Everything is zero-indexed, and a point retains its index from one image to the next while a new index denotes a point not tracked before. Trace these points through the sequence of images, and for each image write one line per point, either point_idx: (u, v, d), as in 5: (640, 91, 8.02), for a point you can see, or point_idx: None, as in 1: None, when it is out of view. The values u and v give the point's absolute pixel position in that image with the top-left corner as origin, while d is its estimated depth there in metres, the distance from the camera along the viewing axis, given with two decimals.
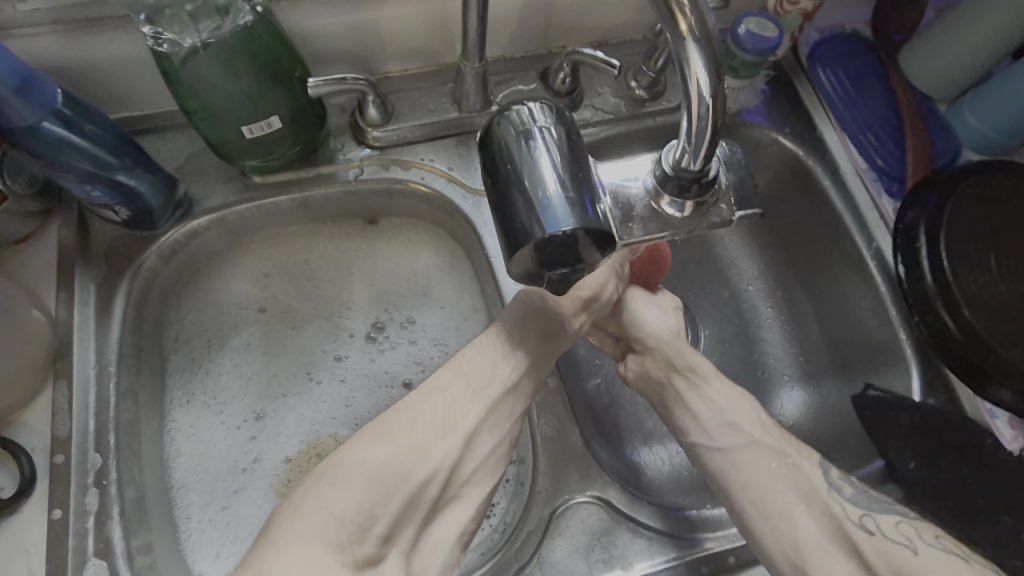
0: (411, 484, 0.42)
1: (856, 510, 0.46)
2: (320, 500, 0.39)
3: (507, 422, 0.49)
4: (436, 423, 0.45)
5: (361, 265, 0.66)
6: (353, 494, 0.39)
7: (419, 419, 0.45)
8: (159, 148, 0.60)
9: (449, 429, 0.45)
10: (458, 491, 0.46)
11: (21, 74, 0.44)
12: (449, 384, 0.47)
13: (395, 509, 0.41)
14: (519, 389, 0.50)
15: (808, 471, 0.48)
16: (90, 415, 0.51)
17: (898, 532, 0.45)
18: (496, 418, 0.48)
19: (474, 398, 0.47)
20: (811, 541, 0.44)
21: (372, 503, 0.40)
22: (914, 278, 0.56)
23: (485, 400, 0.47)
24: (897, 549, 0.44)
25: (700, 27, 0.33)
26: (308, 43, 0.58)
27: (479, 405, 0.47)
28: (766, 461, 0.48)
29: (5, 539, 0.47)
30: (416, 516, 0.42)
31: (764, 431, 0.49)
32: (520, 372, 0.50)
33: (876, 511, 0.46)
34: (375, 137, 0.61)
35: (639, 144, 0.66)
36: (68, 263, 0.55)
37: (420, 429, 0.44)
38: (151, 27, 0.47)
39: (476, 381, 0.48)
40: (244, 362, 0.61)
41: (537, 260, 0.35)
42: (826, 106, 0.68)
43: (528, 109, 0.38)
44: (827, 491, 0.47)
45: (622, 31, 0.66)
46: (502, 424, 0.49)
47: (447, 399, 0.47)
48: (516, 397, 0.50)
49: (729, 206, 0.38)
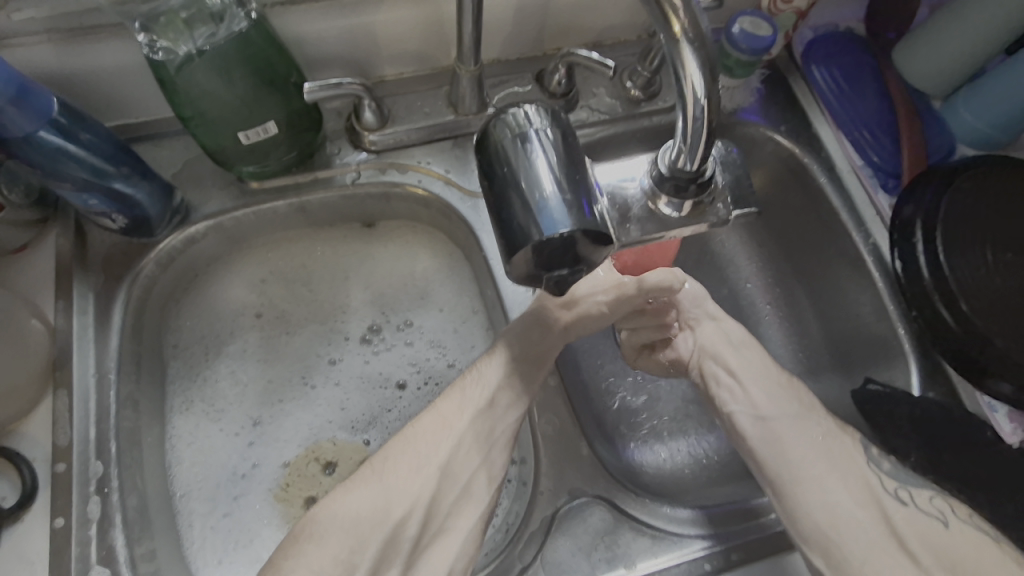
0: (388, 525, 0.43)
1: (892, 482, 0.48)
2: (303, 560, 0.41)
3: (491, 440, 0.48)
4: (407, 461, 0.46)
5: (356, 268, 0.66)
6: (332, 548, 0.42)
7: (389, 458, 0.46)
8: (156, 155, 0.60)
9: (424, 464, 0.46)
10: (445, 522, 0.46)
11: (16, 84, 0.44)
12: (419, 419, 0.48)
13: (374, 552, 0.43)
14: (496, 405, 0.49)
15: (848, 445, 0.49)
16: (90, 424, 0.51)
17: (932, 505, 0.46)
18: (477, 437, 0.48)
19: (444, 427, 0.48)
20: (842, 507, 0.46)
21: (349, 551, 0.42)
22: (912, 274, 0.57)
23: (458, 424, 0.48)
24: (912, 512, 0.46)
25: (693, 29, 0.33)
26: (303, 49, 0.58)
27: (449, 434, 0.47)
28: (808, 429, 0.50)
29: (7, 549, 0.47)
30: (401, 555, 0.44)
31: (794, 406, 0.52)
32: (493, 389, 0.49)
33: (912, 485, 0.47)
34: (372, 141, 0.61)
35: (635, 144, 0.66)
36: (66, 271, 0.55)
37: (392, 468, 0.45)
38: (146, 35, 0.47)
39: (446, 411, 0.48)
40: (240, 369, 0.61)
41: (537, 261, 0.35)
42: (821, 103, 0.68)
43: (525, 112, 0.39)
44: (866, 465, 0.48)
45: (617, 32, 0.67)
46: (488, 441, 0.48)
47: (418, 434, 0.47)
48: (496, 414, 0.49)
49: (726, 205, 0.38)
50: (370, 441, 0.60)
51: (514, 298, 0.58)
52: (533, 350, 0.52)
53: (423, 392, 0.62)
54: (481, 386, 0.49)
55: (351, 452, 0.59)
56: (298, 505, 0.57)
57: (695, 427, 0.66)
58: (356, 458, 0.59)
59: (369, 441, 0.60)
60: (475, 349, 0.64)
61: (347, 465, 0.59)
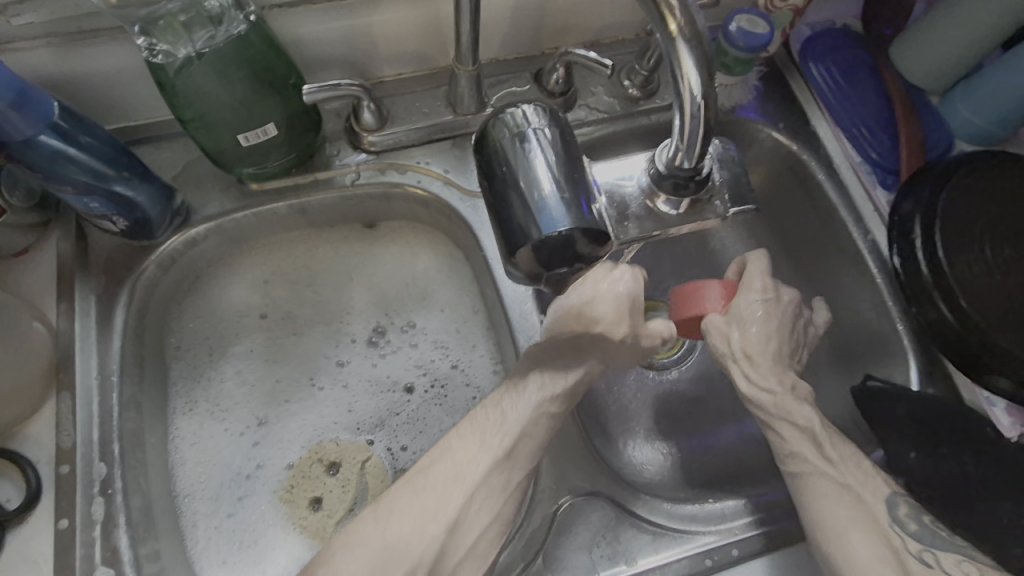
0: None
1: (918, 543, 0.47)
2: None
3: (501, 497, 0.47)
4: (417, 513, 0.44)
5: (361, 269, 0.66)
6: None
7: (397, 509, 0.44)
8: (156, 157, 0.60)
9: (432, 517, 0.44)
10: None
11: (17, 88, 0.44)
12: (433, 467, 0.47)
13: None
14: (513, 460, 0.48)
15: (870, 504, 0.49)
16: (93, 425, 0.51)
17: (959, 569, 0.47)
18: (487, 493, 0.46)
19: (456, 477, 0.46)
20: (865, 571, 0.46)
21: None
22: (911, 269, 0.57)
23: (472, 476, 0.46)
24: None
25: (689, 28, 0.33)
26: (302, 50, 0.58)
27: (461, 486, 0.46)
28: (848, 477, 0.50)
29: (12, 551, 0.47)
30: None
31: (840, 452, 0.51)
32: (512, 440, 0.47)
33: (938, 547, 0.48)
34: (371, 142, 0.61)
35: (634, 143, 0.66)
36: (68, 274, 0.55)
37: (399, 520, 0.44)
38: (145, 38, 0.47)
39: (461, 459, 0.47)
40: (246, 369, 0.62)
41: (536, 261, 0.36)
42: (818, 100, 0.68)
43: (522, 111, 0.39)
44: (891, 526, 0.48)
45: (616, 30, 0.67)
46: (497, 498, 0.47)
47: (431, 486, 0.46)
48: (511, 469, 0.48)
49: (724, 202, 0.38)
50: (375, 442, 0.60)
51: (514, 297, 0.58)
52: (559, 390, 0.50)
53: (431, 396, 0.62)
54: (501, 434, 0.48)
55: (354, 453, 0.59)
56: (303, 507, 0.57)
57: (697, 425, 0.66)
58: (359, 458, 0.59)
59: (372, 442, 0.60)
60: (476, 349, 0.64)
61: (350, 467, 0.59)
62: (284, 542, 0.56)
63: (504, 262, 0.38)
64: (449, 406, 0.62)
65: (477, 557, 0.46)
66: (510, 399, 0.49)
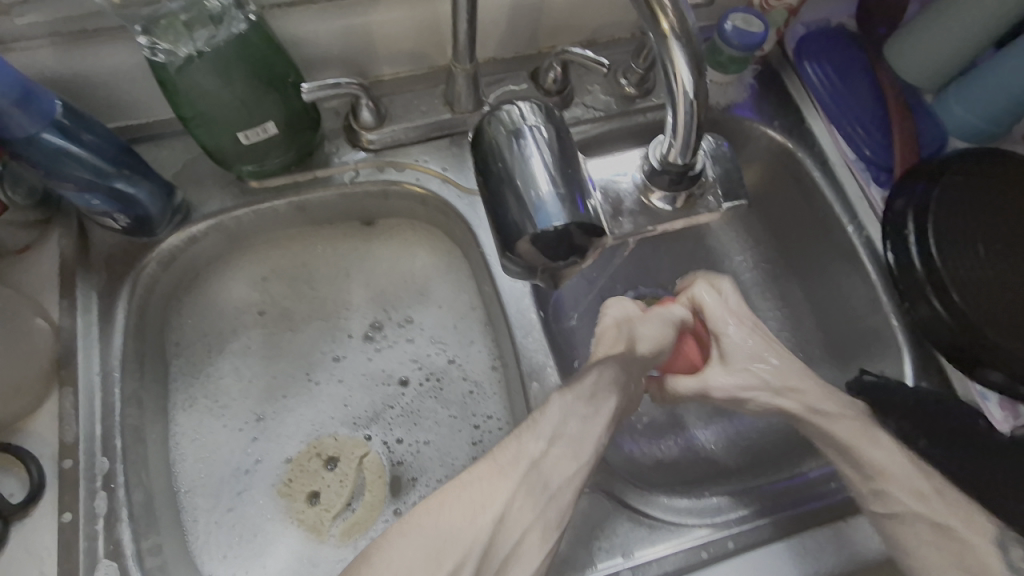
0: None
1: None
2: None
3: (548, 494, 0.45)
4: (462, 508, 0.42)
5: (359, 266, 0.67)
6: None
7: (444, 503, 0.43)
8: (156, 156, 0.61)
9: (478, 511, 0.42)
10: None
11: (20, 87, 0.45)
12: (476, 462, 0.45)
13: None
14: (556, 456, 0.46)
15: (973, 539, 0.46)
16: (96, 420, 0.51)
17: None
18: (532, 489, 0.44)
19: (501, 473, 0.44)
20: None
21: None
22: (903, 264, 0.58)
23: (515, 473, 0.44)
24: None
25: (680, 27, 0.34)
26: (301, 49, 0.59)
27: (508, 480, 0.44)
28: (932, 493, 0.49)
29: (16, 545, 0.47)
30: None
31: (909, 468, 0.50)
32: (554, 436, 0.46)
33: None
34: (370, 141, 0.62)
35: (630, 141, 0.67)
36: (70, 271, 0.56)
37: (446, 513, 0.42)
38: (147, 37, 0.48)
39: (503, 456, 0.45)
40: (243, 365, 0.62)
41: (536, 252, 0.36)
42: (813, 98, 0.68)
43: (518, 109, 0.39)
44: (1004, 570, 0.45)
45: (612, 30, 0.67)
46: (542, 495, 0.45)
47: (476, 480, 0.44)
48: (559, 465, 0.46)
49: (717, 197, 0.39)
50: (372, 437, 0.61)
51: (511, 294, 0.59)
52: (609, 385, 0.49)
53: (425, 388, 0.63)
54: (544, 430, 0.46)
55: (352, 448, 0.60)
56: (301, 501, 0.58)
57: (694, 420, 0.67)
58: (357, 453, 0.60)
59: (370, 437, 0.61)
60: (473, 344, 0.65)
61: (349, 461, 0.59)
62: (284, 536, 0.56)
63: (500, 257, 0.39)
64: (444, 400, 0.63)
65: (525, 558, 0.43)
66: (562, 396, 0.48)
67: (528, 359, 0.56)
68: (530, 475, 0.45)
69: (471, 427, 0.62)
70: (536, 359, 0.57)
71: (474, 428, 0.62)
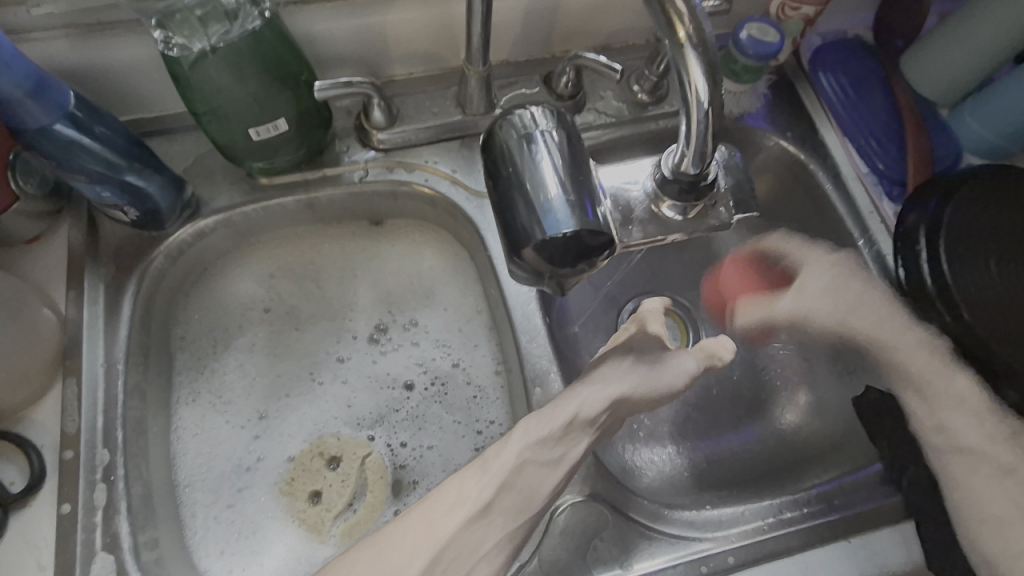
0: None
1: None
2: None
3: (487, 554, 0.40)
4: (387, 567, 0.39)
5: (365, 266, 0.67)
6: None
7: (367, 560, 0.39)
8: (167, 149, 0.61)
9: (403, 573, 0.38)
10: None
11: (35, 78, 0.45)
12: (408, 513, 0.41)
13: None
14: (497, 511, 0.42)
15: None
16: (98, 412, 0.51)
17: None
18: (470, 547, 0.40)
19: (434, 529, 0.40)
20: None
21: None
22: (914, 282, 0.57)
23: (450, 527, 0.40)
24: None
25: (697, 35, 0.33)
26: (314, 46, 0.59)
27: (438, 538, 0.40)
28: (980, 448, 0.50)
29: (16, 534, 0.47)
30: None
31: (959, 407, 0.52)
32: (495, 486, 0.42)
33: None
34: (381, 140, 0.62)
35: (642, 148, 0.66)
36: (78, 262, 0.56)
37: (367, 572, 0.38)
38: (162, 31, 0.48)
39: (436, 509, 0.41)
40: (247, 361, 0.62)
41: (541, 259, 0.36)
42: (827, 111, 0.68)
43: (531, 113, 0.39)
44: None
45: (627, 36, 0.67)
46: (481, 555, 0.40)
47: (406, 534, 0.40)
48: (502, 521, 0.41)
49: (728, 208, 0.38)
50: (374, 437, 0.60)
51: (517, 298, 0.59)
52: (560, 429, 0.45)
53: (430, 393, 0.63)
54: (487, 479, 0.42)
55: (354, 448, 0.60)
56: (301, 500, 0.58)
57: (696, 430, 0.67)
58: (359, 453, 0.59)
59: (372, 438, 0.60)
60: (478, 348, 0.65)
61: (350, 461, 0.59)
62: (282, 534, 0.56)
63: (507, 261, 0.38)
64: (448, 405, 0.62)
65: None
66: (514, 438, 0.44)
67: (531, 364, 0.56)
68: (469, 531, 0.40)
69: (473, 432, 0.61)
70: (540, 364, 0.56)
71: (476, 434, 0.61)
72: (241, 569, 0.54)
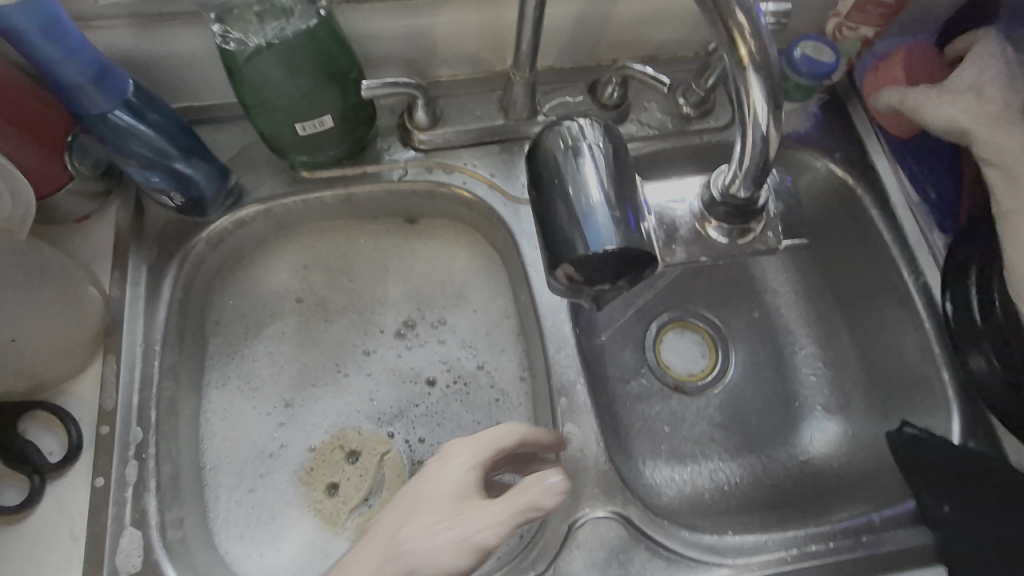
0: None
1: None
2: None
3: None
4: None
5: (397, 263, 0.67)
6: None
7: None
8: (215, 138, 0.62)
9: None
10: None
11: (98, 67, 0.46)
12: None
13: None
14: None
15: None
16: (134, 390, 0.53)
17: None
18: None
19: None
20: None
21: None
22: (961, 318, 0.55)
23: None
24: None
25: (760, 53, 0.32)
26: (364, 44, 0.59)
27: None
28: None
29: (51, 502, 0.49)
30: None
31: None
32: None
33: None
34: (422, 141, 0.62)
35: (684, 162, 0.65)
36: (124, 243, 0.58)
37: None
38: (220, 25, 0.49)
39: None
40: (277, 350, 0.63)
41: (579, 275, 0.36)
42: (879, 133, 0.66)
43: (578, 124, 0.39)
44: None
45: (675, 47, 0.66)
46: None
47: None
48: None
49: (777, 233, 0.37)
50: (395, 434, 0.61)
51: (547, 306, 0.58)
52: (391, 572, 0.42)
53: (451, 391, 0.63)
54: None
55: (374, 444, 0.60)
56: (320, 490, 0.58)
57: (718, 453, 0.67)
58: (379, 449, 0.60)
59: (393, 434, 0.61)
60: (504, 352, 0.64)
61: (370, 456, 0.60)
62: (299, 522, 0.57)
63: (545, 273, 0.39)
64: (469, 405, 0.62)
65: None
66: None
67: (557, 373, 0.55)
68: None
69: None
70: (567, 375, 0.55)
71: None
72: (258, 554, 0.55)
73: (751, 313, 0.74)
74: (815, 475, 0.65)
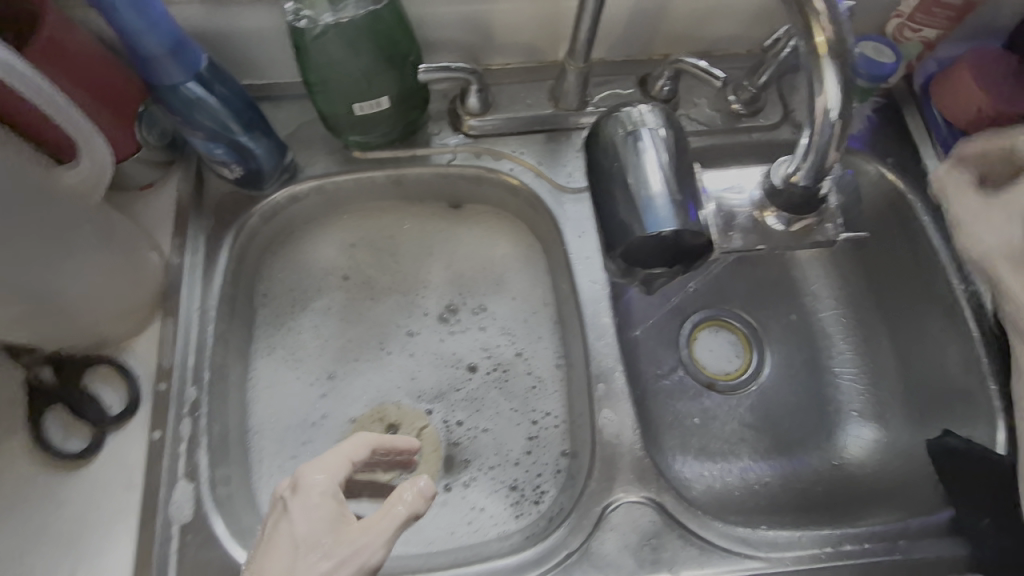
0: None
1: None
2: None
3: None
4: None
5: (441, 246, 0.69)
6: None
7: None
8: (274, 116, 0.65)
9: None
10: None
11: (175, 39, 0.48)
12: None
13: None
14: None
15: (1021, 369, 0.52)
16: (190, 351, 0.55)
17: None
18: None
19: None
20: None
21: None
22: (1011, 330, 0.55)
23: None
24: None
25: (837, 46, 0.33)
26: (423, 28, 0.61)
27: None
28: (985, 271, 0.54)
29: (109, 452, 0.52)
30: None
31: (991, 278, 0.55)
32: None
33: None
34: (472, 126, 0.63)
35: (731, 158, 0.65)
36: (185, 211, 0.60)
37: None
38: (293, 3, 0.51)
39: None
40: (322, 323, 0.65)
41: (633, 259, 0.37)
42: (933, 138, 0.66)
43: (639, 110, 0.39)
44: None
45: (727, 45, 0.66)
46: None
47: None
48: None
49: (836, 227, 0.38)
50: (432, 412, 0.62)
51: (590, 292, 0.58)
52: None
53: (491, 378, 0.64)
54: None
55: (413, 419, 0.62)
56: None
57: (749, 452, 0.67)
58: (418, 425, 0.62)
59: (431, 411, 0.62)
60: (541, 340, 0.65)
61: (409, 430, 0.61)
62: None
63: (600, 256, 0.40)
64: (506, 390, 0.64)
65: None
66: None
67: (595, 361, 0.56)
68: None
69: (529, 422, 0.62)
70: (606, 361, 0.56)
71: (531, 424, 0.62)
72: None
73: (788, 316, 0.74)
74: (848, 480, 0.65)
